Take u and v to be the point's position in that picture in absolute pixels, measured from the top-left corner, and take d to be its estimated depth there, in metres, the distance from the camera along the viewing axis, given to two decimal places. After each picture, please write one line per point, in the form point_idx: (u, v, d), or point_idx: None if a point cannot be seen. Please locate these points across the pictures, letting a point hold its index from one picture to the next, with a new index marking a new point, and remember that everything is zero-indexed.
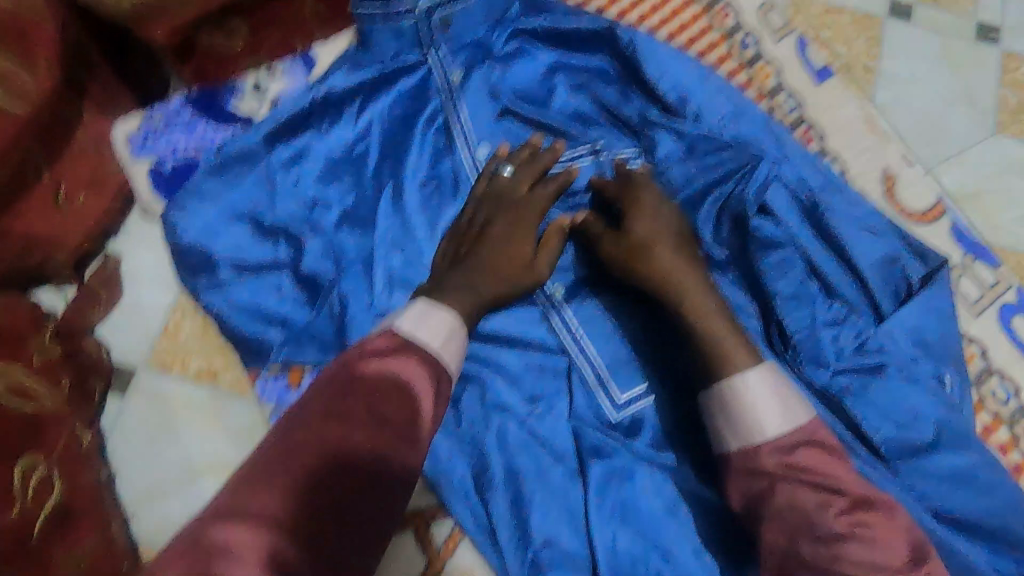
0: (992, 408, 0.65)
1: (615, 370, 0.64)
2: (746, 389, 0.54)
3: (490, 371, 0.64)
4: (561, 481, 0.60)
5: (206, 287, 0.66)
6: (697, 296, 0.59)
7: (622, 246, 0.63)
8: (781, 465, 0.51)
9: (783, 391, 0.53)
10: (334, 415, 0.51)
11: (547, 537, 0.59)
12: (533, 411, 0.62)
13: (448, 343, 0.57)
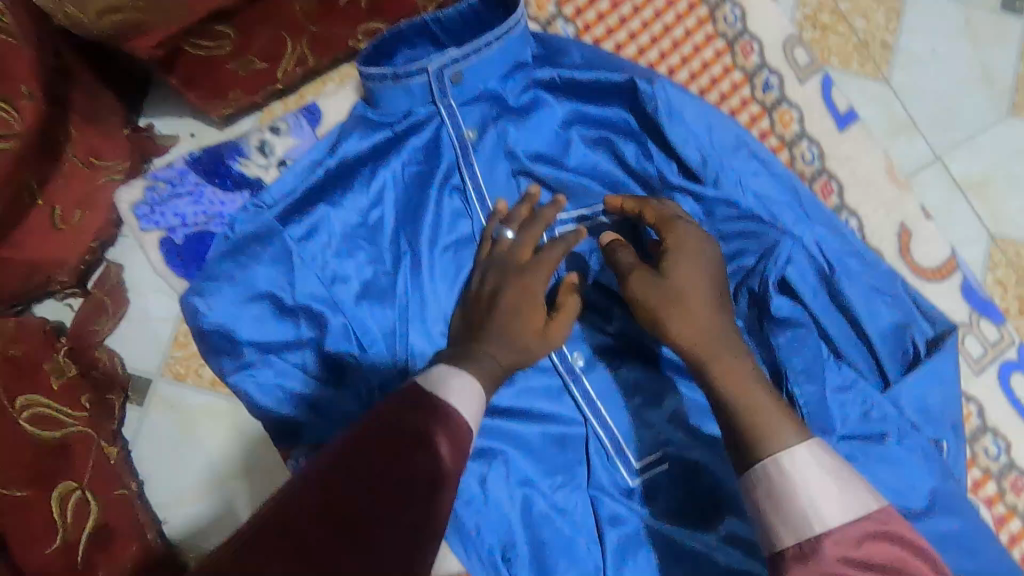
0: (983, 464, 0.70)
1: (631, 440, 0.67)
2: (793, 468, 0.49)
3: (511, 444, 0.67)
4: (583, 548, 0.65)
5: (229, 368, 0.66)
6: (726, 364, 0.56)
7: (656, 296, 0.59)
8: (847, 561, 0.46)
9: (836, 470, 0.49)
10: (330, 498, 0.43)
11: None
12: (554, 483, 0.66)
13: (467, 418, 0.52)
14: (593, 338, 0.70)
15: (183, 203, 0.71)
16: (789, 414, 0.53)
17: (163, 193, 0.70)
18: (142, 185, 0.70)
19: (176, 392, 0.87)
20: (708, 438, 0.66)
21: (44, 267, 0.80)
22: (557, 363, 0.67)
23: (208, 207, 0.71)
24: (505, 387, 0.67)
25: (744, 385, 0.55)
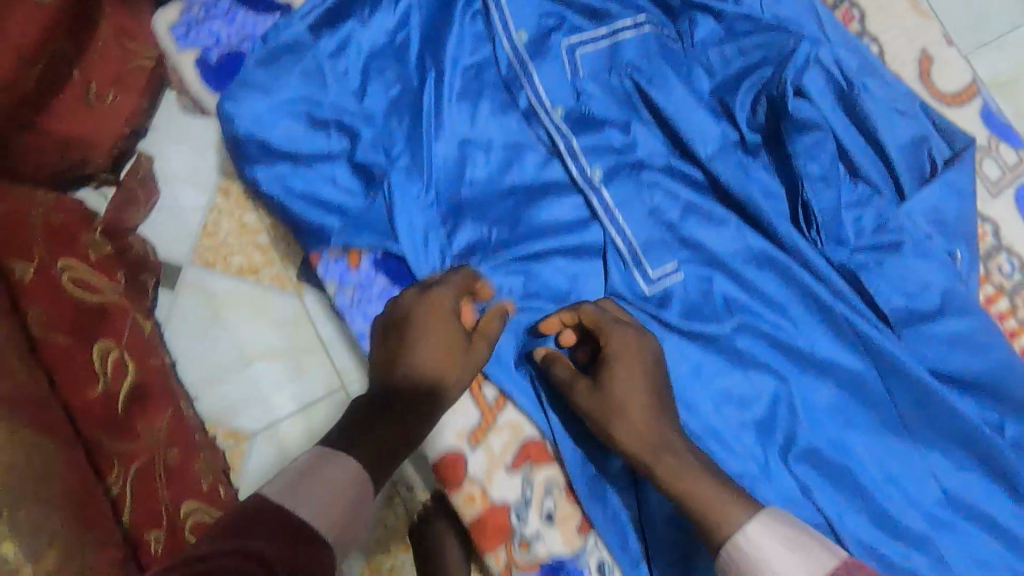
0: (996, 281, 0.70)
1: (648, 249, 0.69)
2: (752, 546, 0.52)
3: (532, 254, 0.69)
4: None
5: (264, 178, 0.70)
6: (670, 460, 0.58)
7: (598, 406, 0.62)
8: None
9: (795, 539, 0.52)
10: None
11: None
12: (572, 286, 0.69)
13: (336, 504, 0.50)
14: (614, 152, 0.70)
15: (218, 24, 0.73)
16: (734, 492, 0.56)
17: (199, 15, 0.74)
18: (180, 9, 0.74)
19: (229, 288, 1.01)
20: (724, 243, 0.69)
21: (80, 146, 1.00)
22: (575, 171, 0.70)
23: (241, 28, 0.74)
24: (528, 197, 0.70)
25: (687, 478, 0.58)
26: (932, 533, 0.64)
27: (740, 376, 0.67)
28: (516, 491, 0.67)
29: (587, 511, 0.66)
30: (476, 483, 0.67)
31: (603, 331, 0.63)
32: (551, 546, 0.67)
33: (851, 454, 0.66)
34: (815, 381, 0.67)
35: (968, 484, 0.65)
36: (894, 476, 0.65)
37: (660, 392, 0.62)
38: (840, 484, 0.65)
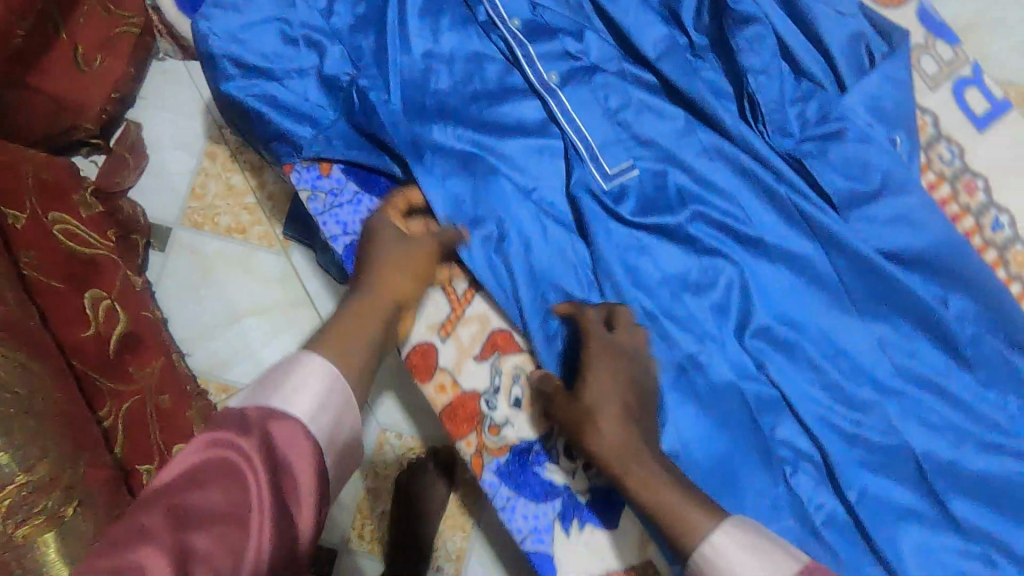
0: (937, 168, 0.73)
1: (605, 147, 0.73)
2: (716, 554, 0.52)
3: (495, 158, 0.73)
4: (560, 238, 0.72)
5: (235, 93, 0.74)
6: (641, 473, 0.57)
7: (571, 414, 0.62)
8: None
9: (756, 545, 0.52)
10: (190, 520, 0.44)
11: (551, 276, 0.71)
12: (532, 185, 0.73)
13: (324, 411, 0.51)
14: (569, 58, 0.75)
15: None
16: (704, 502, 0.56)
17: None
18: None
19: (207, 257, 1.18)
20: (676, 137, 0.73)
21: (68, 110, 1.19)
22: (531, 74, 0.73)
23: None
24: (490, 102, 0.75)
25: (660, 488, 0.56)
26: (880, 400, 0.67)
27: (693, 261, 0.71)
28: (485, 379, 0.71)
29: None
30: (446, 372, 0.71)
31: (587, 336, 0.64)
32: (519, 430, 0.70)
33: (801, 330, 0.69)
34: (764, 264, 0.70)
35: (912, 352, 0.68)
36: (843, 348, 0.68)
37: (641, 405, 0.62)
38: (791, 358, 0.69)
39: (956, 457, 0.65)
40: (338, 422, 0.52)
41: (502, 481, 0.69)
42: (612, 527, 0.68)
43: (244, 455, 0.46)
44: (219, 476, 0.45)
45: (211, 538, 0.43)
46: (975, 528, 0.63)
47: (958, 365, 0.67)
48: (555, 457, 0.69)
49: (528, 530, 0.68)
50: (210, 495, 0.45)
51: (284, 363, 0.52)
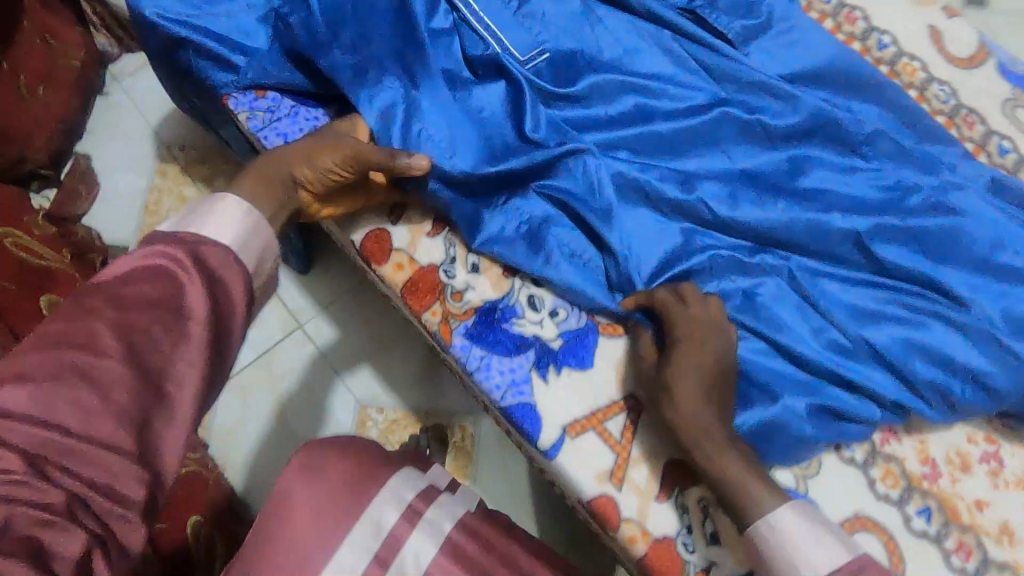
0: (819, 8, 0.82)
1: (508, 32, 0.78)
2: (782, 535, 0.54)
3: (407, 50, 0.75)
4: (485, 112, 0.75)
5: (170, 40, 0.79)
6: (710, 449, 0.60)
7: (650, 388, 0.64)
8: None
9: (819, 535, 0.54)
10: (130, 303, 0.45)
11: (480, 143, 0.74)
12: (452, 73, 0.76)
13: (248, 245, 0.52)
14: None
15: None
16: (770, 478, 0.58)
17: None
18: None
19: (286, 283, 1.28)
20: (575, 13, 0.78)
21: (20, 141, 1.23)
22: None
23: None
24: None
25: (725, 459, 0.59)
26: (808, 200, 0.71)
27: (617, 113, 0.76)
28: (440, 252, 0.72)
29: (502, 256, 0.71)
30: (402, 251, 0.72)
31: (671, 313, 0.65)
32: (482, 293, 0.71)
33: (724, 159, 0.74)
34: (680, 107, 0.75)
35: (827, 157, 0.73)
36: (767, 166, 0.73)
37: (726, 382, 0.63)
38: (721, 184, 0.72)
39: (884, 227, 0.69)
40: (259, 251, 0.53)
41: (472, 343, 0.69)
42: (588, 366, 0.69)
43: (178, 257, 0.48)
44: (154, 271, 0.47)
45: (152, 319, 0.45)
46: (914, 281, 0.69)
47: (870, 157, 0.73)
48: (521, 311, 0.70)
49: (507, 385, 0.68)
50: (147, 285, 0.46)
51: (207, 201, 0.53)
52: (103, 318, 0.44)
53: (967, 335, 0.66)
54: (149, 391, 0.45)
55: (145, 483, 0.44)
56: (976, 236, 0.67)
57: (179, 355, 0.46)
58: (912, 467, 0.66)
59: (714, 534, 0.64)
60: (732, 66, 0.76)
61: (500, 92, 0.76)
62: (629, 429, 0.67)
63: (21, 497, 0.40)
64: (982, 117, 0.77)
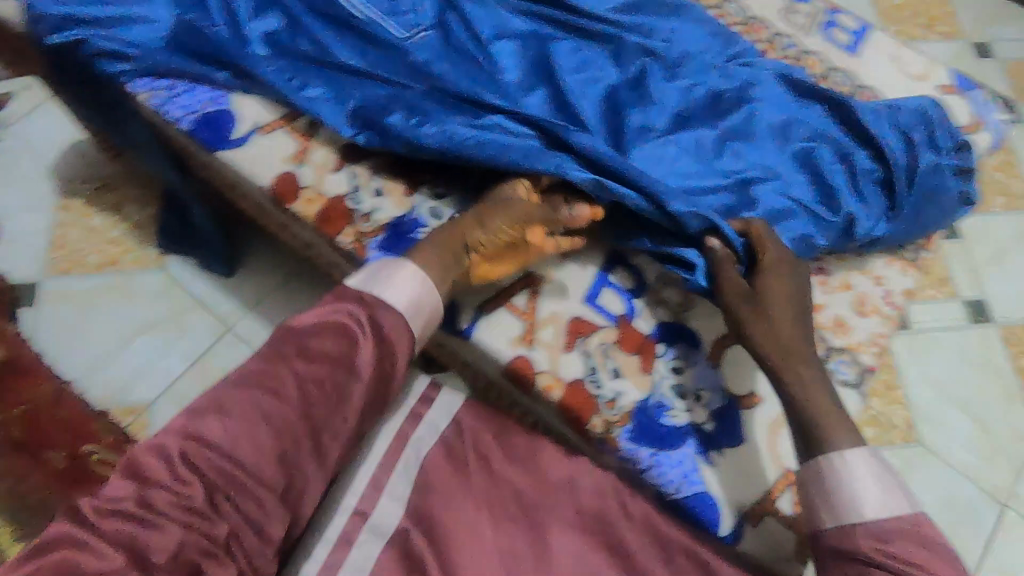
0: None
1: (391, 19, 0.90)
2: (850, 472, 0.60)
3: (317, 46, 0.87)
4: (392, 87, 0.84)
5: (69, 44, 0.85)
6: (802, 369, 0.67)
7: (745, 303, 0.70)
8: (877, 549, 0.55)
9: (884, 481, 0.59)
10: (314, 357, 0.55)
11: (386, 114, 0.80)
12: (362, 55, 0.87)
13: (416, 307, 0.62)
14: None
15: None
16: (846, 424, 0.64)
17: None
18: None
19: (253, 329, 1.33)
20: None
21: None
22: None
23: None
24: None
25: (817, 396, 0.66)
26: (646, 129, 0.83)
27: (484, 76, 0.87)
28: (345, 184, 0.81)
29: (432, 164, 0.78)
30: (311, 188, 0.81)
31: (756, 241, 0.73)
32: (388, 212, 0.80)
33: (572, 100, 0.84)
34: (536, 53, 0.89)
35: (651, 83, 0.86)
36: (606, 95, 0.85)
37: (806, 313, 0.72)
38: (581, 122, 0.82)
39: (708, 142, 0.83)
40: (424, 316, 0.63)
41: (386, 253, 0.79)
42: None
43: (355, 317, 0.58)
44: (340, 332, 0.57)
45: (329, 374, 0.55)
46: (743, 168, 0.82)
47: (691, 74, 0.89)
48: (426, 221, 0.80)
49: None
50: (331, 344, 0.56)
51: (391, 267, 0.63)
52: (292, 368, 0.54)
53: (800, 213, 0.79)
54: (310, 438, 0.54)
55: (285, 521, 0.53)
56: (765, 127, 0.84)
57: (345, 403, 0.56)
58: None
59: (615, 369, 0.76)
60: (562, 4, 0.92)
61: (396, 63, 0.87)
62: (532, 300, 0.78)
63: (198, 526, 0.48)
64: (768, 24, 0.97)
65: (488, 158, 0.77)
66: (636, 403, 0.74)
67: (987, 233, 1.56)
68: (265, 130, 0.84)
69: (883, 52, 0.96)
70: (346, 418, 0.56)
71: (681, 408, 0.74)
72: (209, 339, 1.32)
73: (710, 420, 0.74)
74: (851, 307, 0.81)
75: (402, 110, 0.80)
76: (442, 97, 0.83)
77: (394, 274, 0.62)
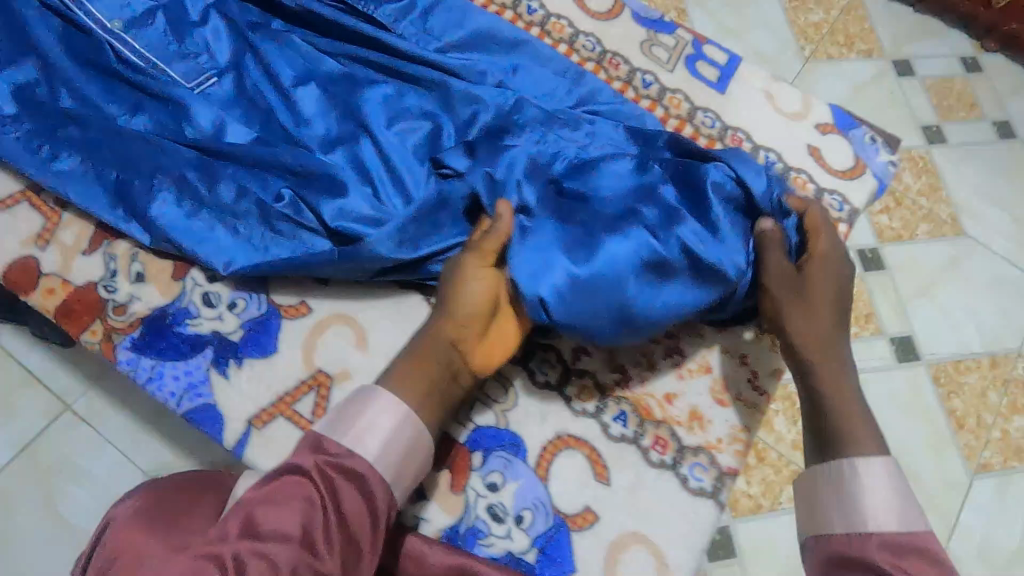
0: None
1: (171, 66, 0.76)
2: (866, 482, 0.56)
3: (76, 100, 0.73)
4: (161, 148, 0.69)
5: None
6: (833, 365, 0.63)
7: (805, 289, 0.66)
8: (888, 562, 0.51)
9: (903, 496, 0.55)
10: (260, 530, 0.48)
11: (158, 189, 0.67)
12: (129, 114, 0.73)
13: (367, 435, 0.55)
14: None
15: None
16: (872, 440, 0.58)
17: None
18: None
19: (97, 408, 1.16)
20: (237, 33, 0.77)
21: None
22: (50, 1, 0.76)
23: None
24: (53, 43, 0.74)
25: (849, 406, 0.61)
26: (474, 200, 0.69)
27: (272, 136, 0.74)
28: (98, 268, 0.67)
29: (224, 271, 0.66)
30: (54, 275, 0.66)
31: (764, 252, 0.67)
32: (149, 301, 0.66)
33: (373, 166, 0.72)
34: (341, 103, 0.75)
35: (475, 131, 0.75)
36: (417, 149, 0.73)
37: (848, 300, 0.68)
38: (378, 194, 0.70)
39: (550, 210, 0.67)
40: (399, 452, 0.55)
41: (140, 354, 0.64)
42: (272, 351, 0.65)
43: (304, 473, 0.51)
44: (296, 495, 0.50)
45: (281, 553, 0.47)
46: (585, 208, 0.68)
47: (525, 120, 0.76)
48: (195, 311, 0.66)
49: (184, 389, 0.63)
50: (285, 516, 0.49)
51: (355, 401, 0.57)
52: (238, 548, 0.47)
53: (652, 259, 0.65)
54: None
55: None
56: (605, 168, 0.71)
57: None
58: (604, 378, 0.68)
59: (421, 490, 0.62)
60: (381, 42, 0.79)
61: (173, 118, 0.73)
62: (320, 405, 0.64)
63: None
64: (624, 59, 0.85)
65: (288, 262, 0.66)
66: (441, 531, 0.61)
67: (912, 262, 1.48)
68: (5, 206, 0.69)
69: (754, 88, 0.85)
70: None
71: (498, 535, 0.61)
72: (40, 421, 1.15)
73: (533, 548, 0.61)
74: (709, 395, 0.68)
75: (176, 187, 0.67)
76: (215, 174, 0.69)
77: (343, 410, 0.56)
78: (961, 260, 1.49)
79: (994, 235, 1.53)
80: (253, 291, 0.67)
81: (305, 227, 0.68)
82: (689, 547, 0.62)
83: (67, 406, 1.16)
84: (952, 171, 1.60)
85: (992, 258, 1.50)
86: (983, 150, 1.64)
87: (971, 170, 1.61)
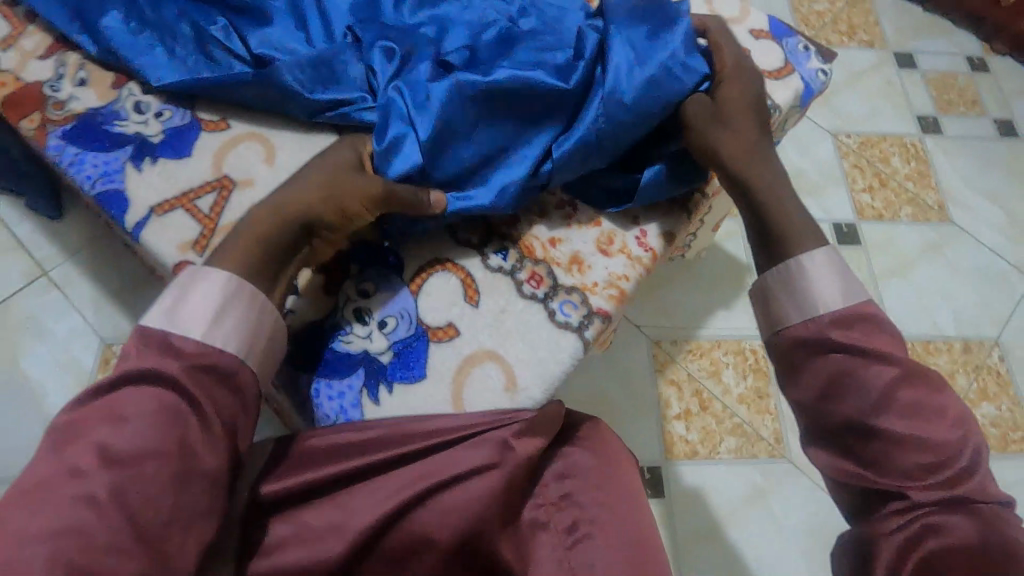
0: None
1: None
2: (815, 269, 0.60)
3: None
4: None
5: None
6: (770, 180, 0.66)
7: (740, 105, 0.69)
8: (840, 332, 0.58)
9: (845, 273, 0.60)
10: (120, 454, 0.47)
11: (110, 7, 0.74)
12: None
13: (215, 328, 0.55)
14: None
15: None
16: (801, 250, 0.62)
17: None
18: None
19: (70, 275, 1.25)
20: None
21: None
22: None
23: None
24: None
25: (789, 213, 0.64)
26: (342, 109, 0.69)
27: None
28: (48, 71, 0.74)
29: (151, 81, 0.72)
30: (9, 72, 0.74)
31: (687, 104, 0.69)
32: (86, 102, 0.72)
33: (309, 13, 0.76)
34: None
35: None
36: (356, 7, 0.76)
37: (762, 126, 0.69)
38: (309, 40, 0.75)
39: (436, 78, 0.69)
40: (257, 337, 0.57)
41: (67, 143, 0.70)
42: (185, 155, 0.70)
43: (157, 385, 0.50)
44: (150, 406, 0.49)
45: (154, 471, 0.47)
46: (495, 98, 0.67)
47: None
48: (125, 115, 0.72)
49: (99, 175, 0.69)
50: (141, 432, 0.48)
51: (189, 293, 0.56)
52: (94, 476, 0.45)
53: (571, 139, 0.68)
54: (152, 554, 0.45)
55: None
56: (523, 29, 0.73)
57: (187, 499, 0.48)
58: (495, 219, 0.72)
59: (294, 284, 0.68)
60: None
61: None
62: (219, 205, 0.68)
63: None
64: None
65: (209, 80, 0.71)
66: (307, 324, 0.67)
67: (889, 242, 1.45)
68: None
69: None
70: (196, 493, 0.48)
71: (359, 335, 0.67)
72: (19, 282, 1.24)
73: (389, 350, 0.66)
74: (592, 244, 0.71)
75: (125, 6, 0.74)
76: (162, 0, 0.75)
77: (178, 306, 0.55)
78: (942, 246, 1.45)
79: (982, 225, 1.49)
80: (179, 105, 0.73)
81: (235, 57, 0.74)
82: (538, 374, 0.66)
83: (46, 272, 1.25)
84: (945, 161, 1.57)
85: (976, 247, 1.46)
86: (981, 145, 1.60)
87: (965, 160, 1.57)
